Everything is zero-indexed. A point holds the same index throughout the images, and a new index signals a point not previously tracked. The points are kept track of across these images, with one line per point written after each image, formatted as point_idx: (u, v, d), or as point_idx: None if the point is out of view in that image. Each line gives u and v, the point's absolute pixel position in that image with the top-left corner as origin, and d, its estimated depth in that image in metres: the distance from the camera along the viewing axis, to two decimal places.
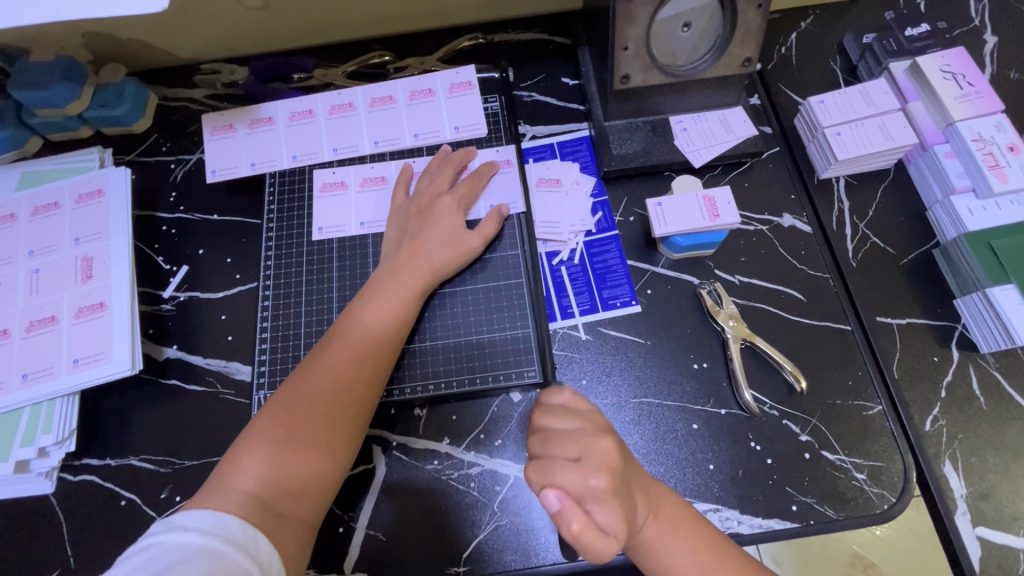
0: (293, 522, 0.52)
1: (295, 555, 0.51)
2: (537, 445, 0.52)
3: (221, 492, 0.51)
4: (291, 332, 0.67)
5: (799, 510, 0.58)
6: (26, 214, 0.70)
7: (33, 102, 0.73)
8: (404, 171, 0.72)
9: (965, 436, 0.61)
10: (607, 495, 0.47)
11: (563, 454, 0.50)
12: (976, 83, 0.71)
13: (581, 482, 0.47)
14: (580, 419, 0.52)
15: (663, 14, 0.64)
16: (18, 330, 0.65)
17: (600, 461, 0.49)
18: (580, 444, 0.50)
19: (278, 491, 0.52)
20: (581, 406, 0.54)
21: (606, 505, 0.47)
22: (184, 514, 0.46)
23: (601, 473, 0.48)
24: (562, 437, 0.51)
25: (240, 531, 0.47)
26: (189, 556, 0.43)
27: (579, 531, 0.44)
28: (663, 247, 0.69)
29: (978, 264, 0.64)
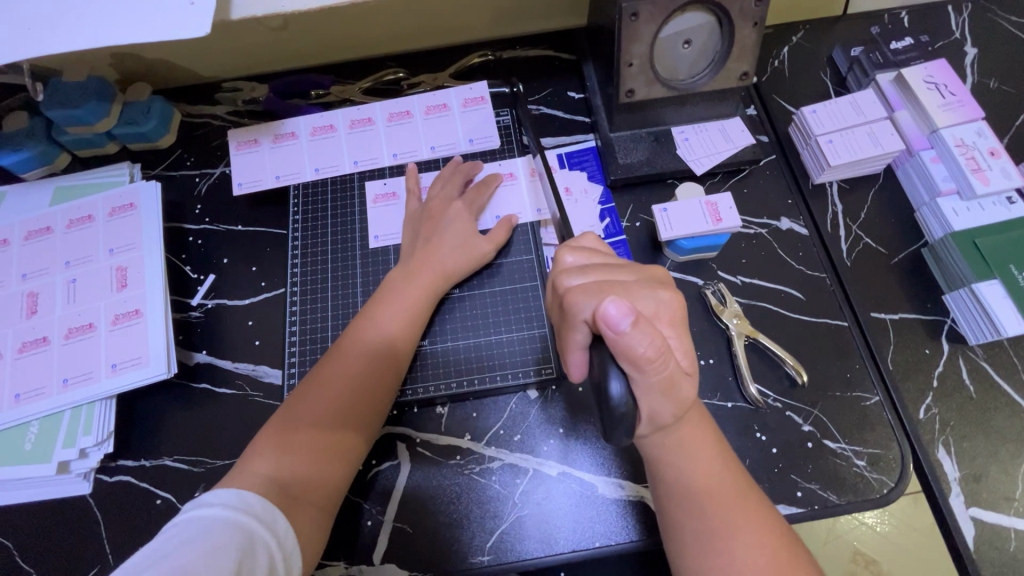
0: (308, 505, 0.54)
1: (308, 537, 0.53)
2: (573, 275, 0.53)
3: (243, 473, 0.54)
4: (319, 335, 0.70)
5: (803, 495, 0.62)
6: (62, 227, 0.74)
7: (65, 120, 0.77)
8: (410, 177, 0.75)
9: (957, 423, 0.65)
10: (676, 320, 0.52)
11: (620, 277, 0.53)
12: (957, 93, 0.76)
13: (654, 300, 0.51)
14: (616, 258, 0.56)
15: (665, 32, 0.68)
16: (57, 336, 0.68)
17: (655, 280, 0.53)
18: (635, 271, 0.54)
19: (295, 474, 0.55)
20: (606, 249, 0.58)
21: (678, 328, 0.52)
22: (208, 493, 0.49)
23: (665, 288, 0.52)
24: (608, 266, 0.54)
25: (258, 506, 0.50)
26: (215, 526, 0.46)
27: (650, 346, 0.45)
28: (668, 250, 0.73)
29: (964, 261, 0.68)
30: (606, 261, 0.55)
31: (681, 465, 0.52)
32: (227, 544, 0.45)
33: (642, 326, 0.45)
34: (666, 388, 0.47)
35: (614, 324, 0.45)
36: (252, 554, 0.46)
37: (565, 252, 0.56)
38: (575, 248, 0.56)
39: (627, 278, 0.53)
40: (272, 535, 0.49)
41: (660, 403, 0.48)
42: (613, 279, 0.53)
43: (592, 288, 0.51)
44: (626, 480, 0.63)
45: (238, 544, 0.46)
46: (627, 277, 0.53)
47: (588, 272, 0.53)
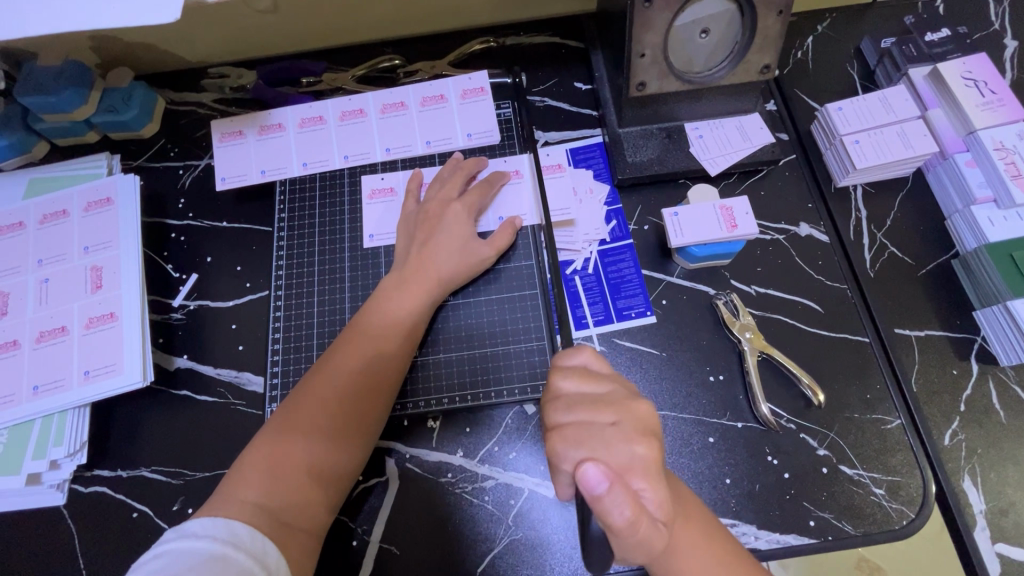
0: (299, 533, 0.51)
1: (301, 565, 0.50)
2: (560, 413, 0.48)
3: (228, 499, 0.50)
4: (304, 343, 0.67)
5: (817, 525, 0.58)
6: (35, 223, 0.70)
7: (40, 108, 0.72)
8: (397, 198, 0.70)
9: (985, 451, 0.60)
10: (652, 474, 0.45)
11: (600, 418, 0.47)
12: (998, 90, 0.70)
13: (628, 451, 0.45)
14: (606, 384, 0.50)
15: (680, 20, 0.62)
16: (27, 340, 0.64)
17: (639, 425, 0.47)
18: (615, 409, 0.48)
19: (286, 501, 0.51)
20: (602, 366, 0.51)
21: (654, 482, 0.45)
22: (196, 522, 0.47)
23: (641, 440, 0.46)
24: (592, 402, 0.48)
25: (249, 539, 0.47)
26: (200, 561, 0.43)
27: (630, 515, 0.41)
28: (678, 257, 0.68)
29: (999, 276, 0.63)
30: (595, 392, 0.49)
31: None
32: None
33: (617, 489, 0.41)
34: (636, 547, 0.43)
35: (590, 488, 0.41)
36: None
37: (559, 375, 0.50)
38: (567, 370, 0.50)
39: (608, 421, 0.47)
40: (264, 569, 0.46)
41: (636, 557, 0.44)
42: (596, 418, 0.47)
43: (573, 436, 0.47)
44: None
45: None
46: (608, 420, 0.47)
47: (574, 408, 0.48)
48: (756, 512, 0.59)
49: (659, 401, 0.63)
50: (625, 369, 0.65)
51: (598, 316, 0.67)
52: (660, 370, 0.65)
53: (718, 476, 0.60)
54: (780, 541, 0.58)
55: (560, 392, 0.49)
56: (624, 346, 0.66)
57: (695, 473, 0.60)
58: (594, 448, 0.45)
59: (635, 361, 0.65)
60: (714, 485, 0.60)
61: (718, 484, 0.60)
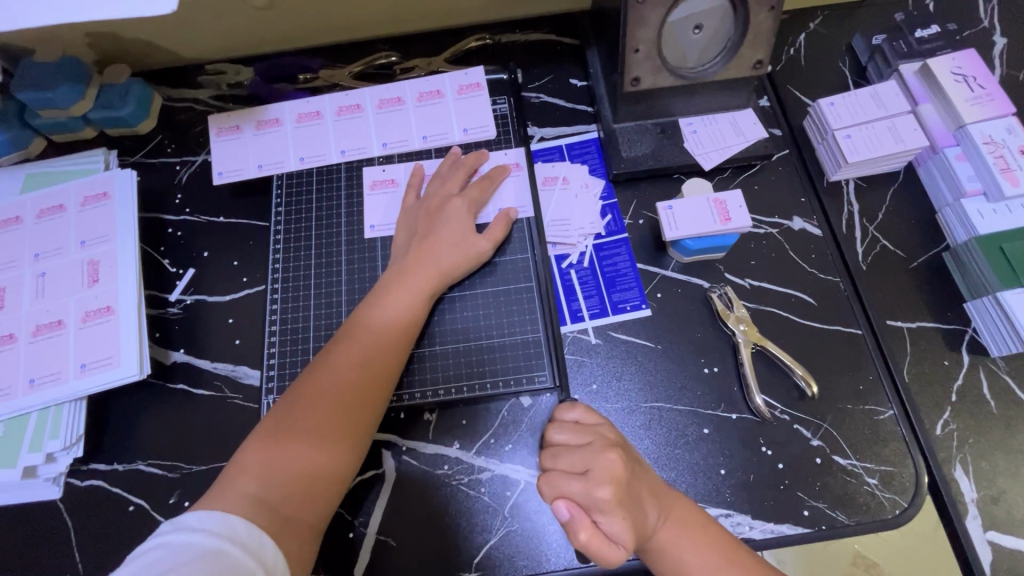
0: (299, 525, 0.51)
1: (301, 559, 0.50)
2: (547, 460, 0.56)
3: (229, 492, 0.51)
4: (301, 335, 0.67)
5: (810, 514, 0.58)
6: (32, 217, 0.70)
7: (37, 103, 0.72)
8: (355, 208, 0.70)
9: (976, 440, 0.61)
10: (613, 510, 0.51)
11: (572, 463, 0.54)
12: (987, 86, 0.71)
13: (587, 495, 0.52)
14: (590, 435, 0.56)
15: (674, 16, 0.63)
16: (24, 333, 0.65)
17: (607, 470, 0.52)
18: (586, 457, 0.54)
19: (285, 493, 0.52)
20: (592, 419, 0.57)
21: (614, 517, 0.50)
22: (194, 515, 0.47)
23: (606, 485, 0.51)
24: (569, 450, 0.55)
25: (244, 532, 0.47)
26: (193, 555, 0.44)
27: (587, 540, 0.50)
28: (673, 250, 0.69)
29: (989, 268, 0.64)
30: (580, 437, 0.56)
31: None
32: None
33: (578, 518, 0.51)
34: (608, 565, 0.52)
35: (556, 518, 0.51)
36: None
37: (553, 427, 0.58)
38: (563, 422, 0.58)
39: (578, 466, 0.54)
40: (258, 563, 0.46)
41: None
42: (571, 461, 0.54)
43: (551, 481, 0.54)
44: None
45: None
46: (580, 465, 0.54)
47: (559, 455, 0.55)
48: (751, 502, 0.59)
49: (655, 392, 0.64)
50: (621, 361, 0.66)
51: (594, 309, 0.68)
52: (655, 362, 0.65)
53: (713, 467, 0.60)
54: (775, 531, 0.58)
55: (551, 442, 0.57)
56: (619, 339, 0.67)
57: (690, 464, 0.61)
58: (563, 488, 0.53)
59: (630, 353, 0.66)
60: (710, 475, 0.60)
61: (713, 474, 0.60)
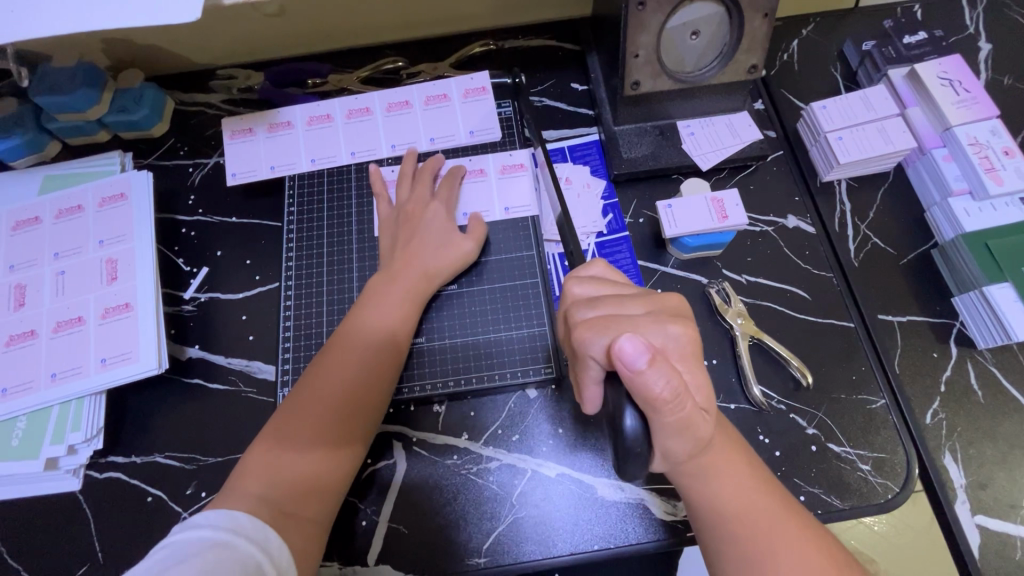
0: (303, 522, 0.53)
1: (305, 551, 0.52)
2: (586, 307, 0.51)
3: (231, 495, 0.53)
4: (314, 331, 0.69)
5: (807, 500, 0.61)
6: (50, 217, 0.72)
7: (55, 107, 0.75)
8: (375, 176, 0.73)
9: (964, 428, 0.64)
10: (688, 356, 0.49)
11: (629, 310, 0.51)
12: (972, 89, 0.74)
13: (663, 333, 0.48)
14: (622, 288, 0.54)
15: (672, 22, 0.66)
16: (45, 330, 0.66)
17: (669, 312, 0.51)
18: (646, 303, 0.51)
19: (287, 491, 0.54)
20: (615, 277, 0.56)
21: (692, 361, 0.49)
22: (200, 514, 0.49)
23: (678, 322, 0.49)
24: (617, 299, 0.51)
25: (250, 526, 0.49)
26: (203, 548, 0.46)
27: (670, 383, 0.44)
28: (673, 248, 0.71)
29: (975, 263, 0.67)
30: (616, 292, 0.53)
31: (710, 484, 0.51)
32: (217, 566, 0.44)
33: (660, 363, 0.44)
34: (682, 427, 0.46)
35: (630, 362, 0.44)
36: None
37: (574, 283, 0.54)
38: (583, 278, 0.54)
39: (636, 311, 0.50)
40: (264, 553, 0.48)
41: (676, 439, 0.47)
42: (623, 312, 0.51)
43: (600, 325, 0.49)
44: (626, 481, 0.62)
45: (226, 566, 0.45)
46: (638, 310, 0.51)
47: (598, 304, 0.51)
48: None
49: None
50: None
51: None
52: None
53: None
54: None
55: (573, 296, 0.54)
56: None
57: None
58: (626, 328, 0.48)
59: None
60: None
61: None
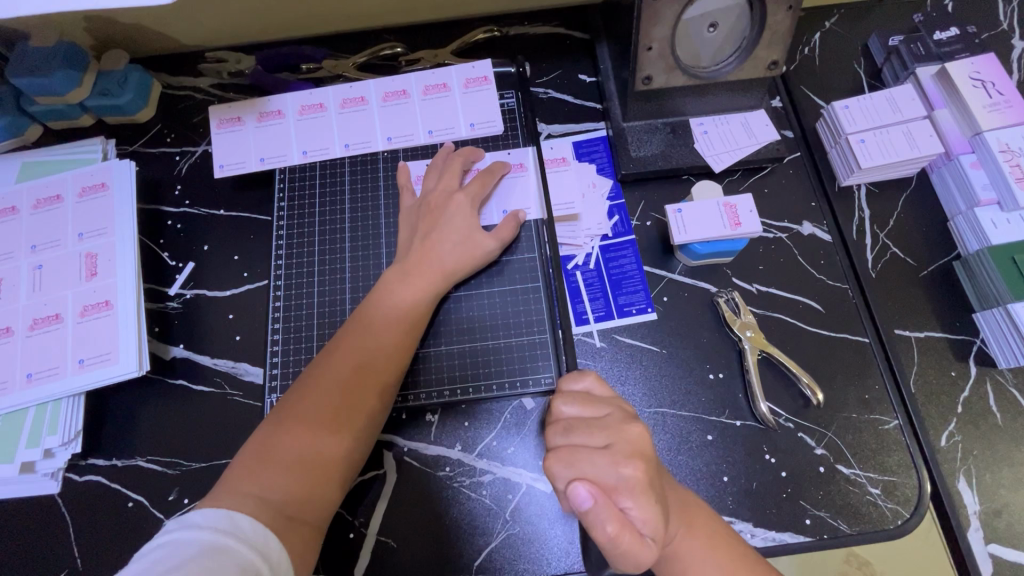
0: (302, 524, 0.50)
1: (302, 558, 0.49)
2: (557, 435, 0.50)
3: (229, 492, 0.49)
4: (304, 333, 0.66)
5: (812, 523, 0.58)
6: (28, 207, 0.68)
7: (33, 89, 0.70)
8: (401, 173, 0.70)
9: (980, 453, 0.61)
10: (640, 494, 0.45)
11: (591, 441, 0.48)
12: (1005, 91, 0.69)
13: (615, 472, 0.46)
14: (604, 407, 0.51)
15: (689, 14, 0.62)
16: (21, 327, 0.64)
17: (631, 447, 0.48)
18: (608, 432, 0.48)
19: (289, 493, 0.51)
20: (604, 392, 0.52)
21: (642, 502, 0.44)
22: (196, 512, 0.46)
23: (632, 461, 0.46)
24: (587, 424, 0.49)
25: (251, 530, 0.46)
26: (200, 552, 0.42)
27: (615, 532, 0.42)
28: (681, 254, 0.68)
29: (1001, 279, 0.63)
30: (595, 415, 0.50)
31: None
32: (211, 570, 0.41)
33: (603, 505, 0.43)
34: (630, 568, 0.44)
35: (577, 503, 0.43)
36: None
37: (561, 400, 0.52)
38: (569, 394, 0.52)
39: (597, 444, 0.48)
40: (265, 561, 0.45)
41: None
42: (588, 441, 0.48)
43: (565, 457, 0.47)
44: None
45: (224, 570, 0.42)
46: (600, 441, 0.48)
47: (570, 431, 0.49)
48: (753, 510, 0.59)
49: (658, 398, 0.63)
50: (625, 366, 0.65)
51: (599, 312, 0.67)
52: (660, 366, 0.65)
53: (715, 474, 0.60)
54: (776, 539, 0.58)
55: (561, 416, 0.51)
56: (624, 343, 0.66)
57: (692, 470, 0.60)
58: (580, 465, 0.47)
59: (635, 357, 0.65)
60: (712, 481, 0.60)
61: (716, 481, 0.60)
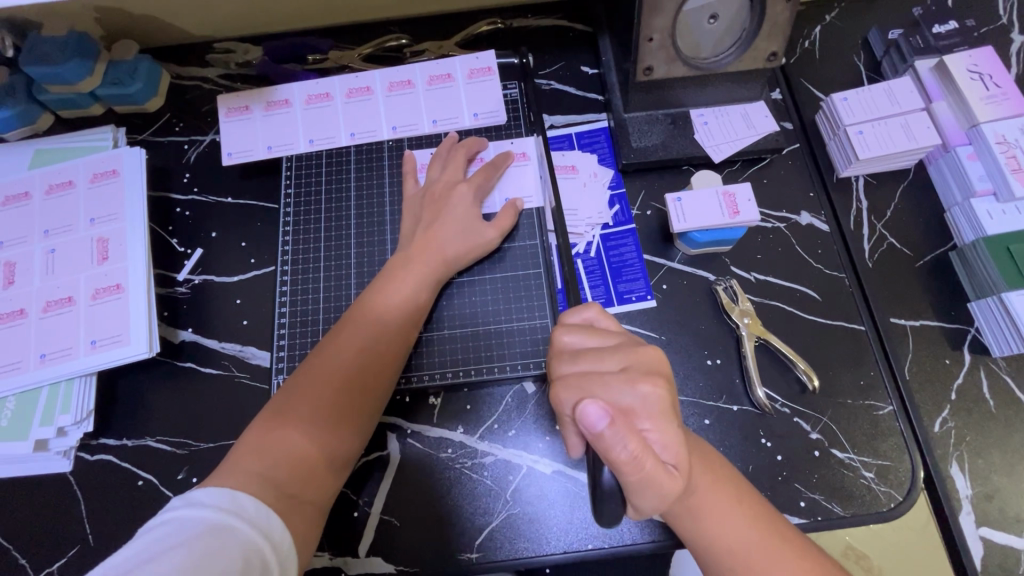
0: (304, 503, 0.52)
1: (303, 536, 0.51)
2: (567, 364, 0.50)
3: (234, 470, 0.51)
4: (310, 317, 0.67)
5: (807, 506, 0.59)
6: (41, 193, 0.70)
7: (45, 78, 0.72)
8: (408, 160, 0.71)
9: (973, 438, 0.62)
10: (658, 415, 0.46)
11: (604, 367, 0.48)
12: (1003, 84, 0.70)
13: (632, 391, 0.46)
14: (613, 337, 0.51)
15: (689, 5, 0.63)
16: (34, 310, 0.65)
17: (645, 367, 0.48)
18: (621, 356, 0.49)
19: (291, 472, 0.52)
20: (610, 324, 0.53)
21: (661, 424, 0.46)
22: (203, 491, 0.47)
23: (650, 380, 0.47)
24: (596, 351, 0.49)
25: (254, 510, 0.47)
26: (204, 530, 0.44)
27: (636, 450, 0.43)
28: (680, 243, 0.69)
29: (996, 268, 0.64)
30: (602, 344, 0.50)
31: (703, 532, 0.50)
32: (215, 550, 0.42)
33: (620, 425, 0.43)
34: (648, 488, 0.44)
35: (591, 423, 0.43)
36: (244, 566, 0.43)
37: (564, 331, 0.52)
38: (574, 326, 0.52)
39: (612, 367, 0.48)
40: (267, 541, 0.46)
41: (649, 501, 0.45)
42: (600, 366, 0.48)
43: (575, 382, 0.48)
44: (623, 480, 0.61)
45: (227, 550, 0.43)
46: (613, 365, 0.48)
47: (580, 358, 0.49)
48: None
49: None
50: None
51: (599, 300, 0.68)
52: None
53: None
54: None
55: (566, 347, 0.51)
56: (623, 330, 0.67)
57: None
58: (595, 388, 0.47)
59: None
60: None
61: None
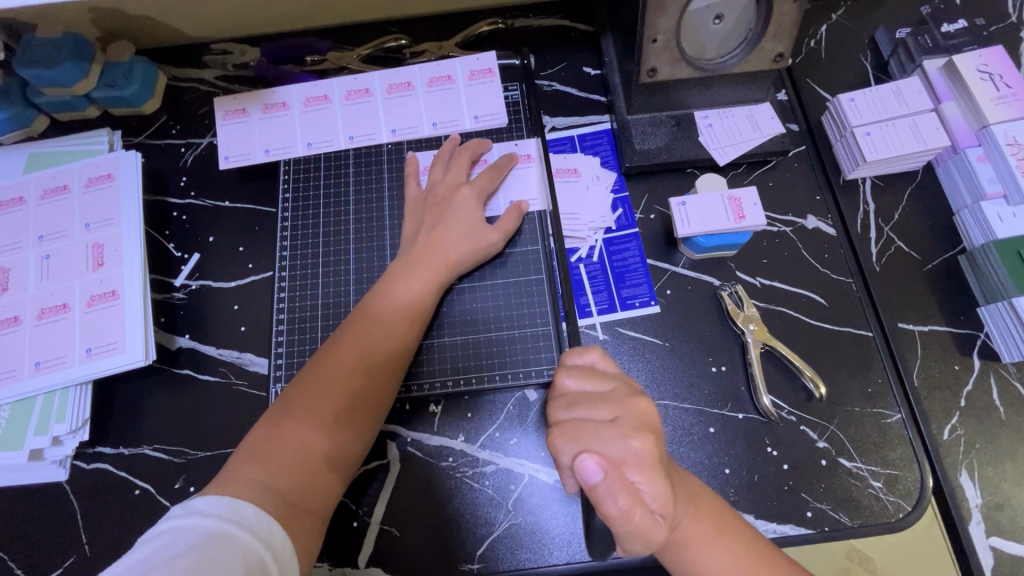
0: (305, 513, 0.51)
1: (303, 547, 0.50)
2: (562, 410, 0.49)
3: (234, 479, 0.50)
4: (308, 323, 0.66)
5: (814, 516, 0.58)
6: (35, 198, 0.69)
7: (40, 81, 0.71)
8: (410, 162, 0.70)
9: (983, 447, 0.61)
10: (649, 468, 0.45)
11: (598, 415, 0.48)
12: (1013, 84, 0.69)
13: (623, 444, 0.46)
14: (610, 382, 0.51)
15: (694, 5, 0.61)
16: (29, 316, 0.64)
17: (637, 419, 0.48)
18: (615, 405, 0.48)
19: (292, 481, 0.51)
20: (610, 367, 0.52)
21: (651, 476, 0.45)
22: (202, 499, 0.46)
23: (641, 433, 0.46)
24: (591, 399, 0.49)
25: (254, 518, 0.46)
26: (202, 540, 0.43)
27: (627, 505, 0.42)
28: (684, 247, 0.68)
29: (1006, 272, 0.63)
30: (600, 389, 0.50)
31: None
32: (214, 560, 0.41)
33: (613, 478, 0.43)
34: (637, 539, 0.44)
35: (585, 477, 0.42)
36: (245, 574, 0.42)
37: (564, 373, 0.51)
38: (573, 369, 0.51)
39: (605, 416, 0.47)
40: (268, 549, 0.45)
41: (640, 549, 0.45)
42: (595, 414, 0.48)
43: (570, 431, 0.47)
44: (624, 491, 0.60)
45: (228, 560, 0.42)
46: (607, 414, 0.48)
47: (577, 405, 0.49)
48: (754, 502, 0.59)
49: (660, 390, 0.64)
50: (628, 358, 0.65)
51: (602, 305, 0.67)
52: (663, 359, 0.65)
53: (717, 466, 0.60)
54: (777, 531, 0.58)
55: (564, 390, 0.50)
56: (627, 336, 0.66)
57: (694, 462, 0.61)
58: (589, 438, 0.46)
59: (638, 350, 0.65)
60: (714, 473, 0.60)
61: (717, 473, 0.60)
